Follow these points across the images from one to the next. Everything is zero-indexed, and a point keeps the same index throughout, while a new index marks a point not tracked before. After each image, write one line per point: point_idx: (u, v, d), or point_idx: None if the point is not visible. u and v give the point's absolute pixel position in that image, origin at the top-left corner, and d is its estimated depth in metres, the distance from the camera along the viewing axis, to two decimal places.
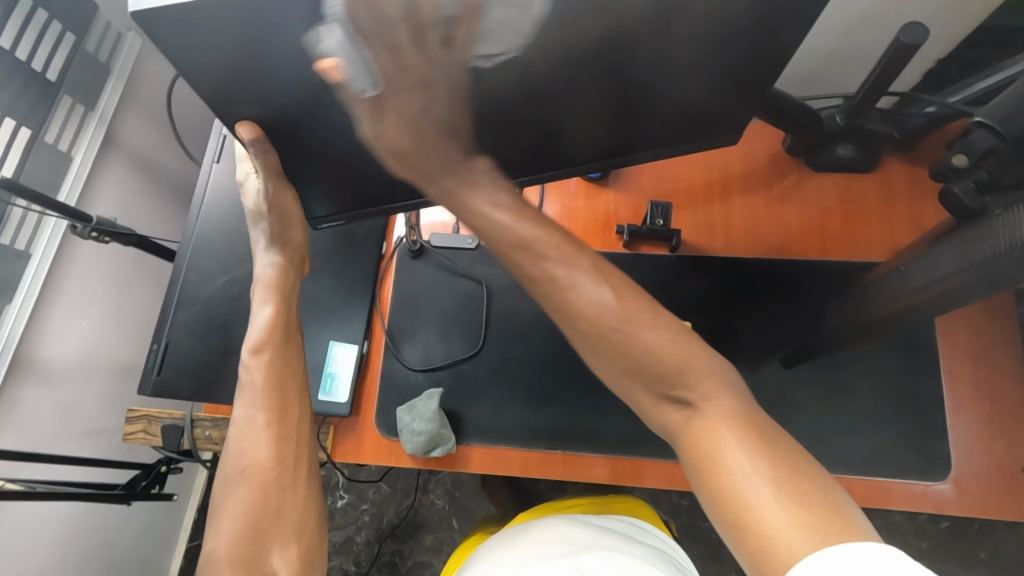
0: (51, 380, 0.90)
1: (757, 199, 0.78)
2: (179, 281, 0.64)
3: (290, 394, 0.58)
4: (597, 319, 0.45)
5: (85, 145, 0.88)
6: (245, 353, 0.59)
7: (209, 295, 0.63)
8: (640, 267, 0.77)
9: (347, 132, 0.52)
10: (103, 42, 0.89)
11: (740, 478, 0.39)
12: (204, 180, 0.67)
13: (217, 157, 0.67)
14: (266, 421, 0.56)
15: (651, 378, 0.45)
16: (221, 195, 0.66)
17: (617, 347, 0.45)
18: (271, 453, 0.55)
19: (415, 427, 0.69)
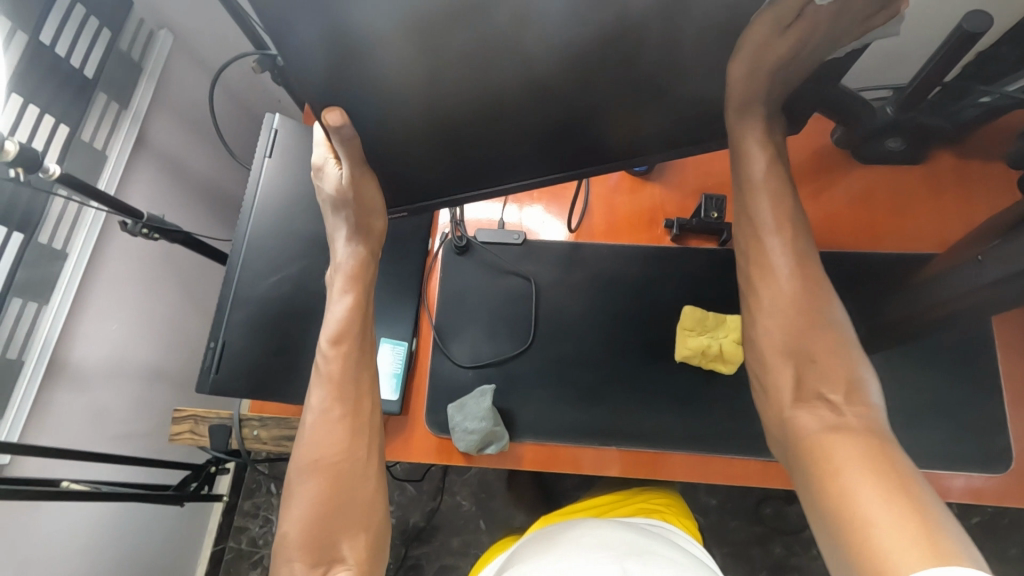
0: (85, 382, 0.88)
1: (805, 192, 0.77)
2: (233, 278, 0.63)
3: (364, 389, 0.57)
4: (787, 289, 0.52)
5: (119, 143, 0.86)
6: (322, 343, 0.58)
7: (265, 292, 0.62)
8: (689, 261, 0.76)
9: (416, 123, 0.51)
10: (136, 39, 0.88)
11: (857, 471, 0.42)
12: (256, 176, 0.66)
13: (269, 152, 0.66)
14: (341, 413, 0.55)
15: (817, 369, 0.49)
16: (273, 191, 0.65)
17: (808, 325, 0.51)
18: (344, 444, 0.54)
19: (468, 425, 0.68)
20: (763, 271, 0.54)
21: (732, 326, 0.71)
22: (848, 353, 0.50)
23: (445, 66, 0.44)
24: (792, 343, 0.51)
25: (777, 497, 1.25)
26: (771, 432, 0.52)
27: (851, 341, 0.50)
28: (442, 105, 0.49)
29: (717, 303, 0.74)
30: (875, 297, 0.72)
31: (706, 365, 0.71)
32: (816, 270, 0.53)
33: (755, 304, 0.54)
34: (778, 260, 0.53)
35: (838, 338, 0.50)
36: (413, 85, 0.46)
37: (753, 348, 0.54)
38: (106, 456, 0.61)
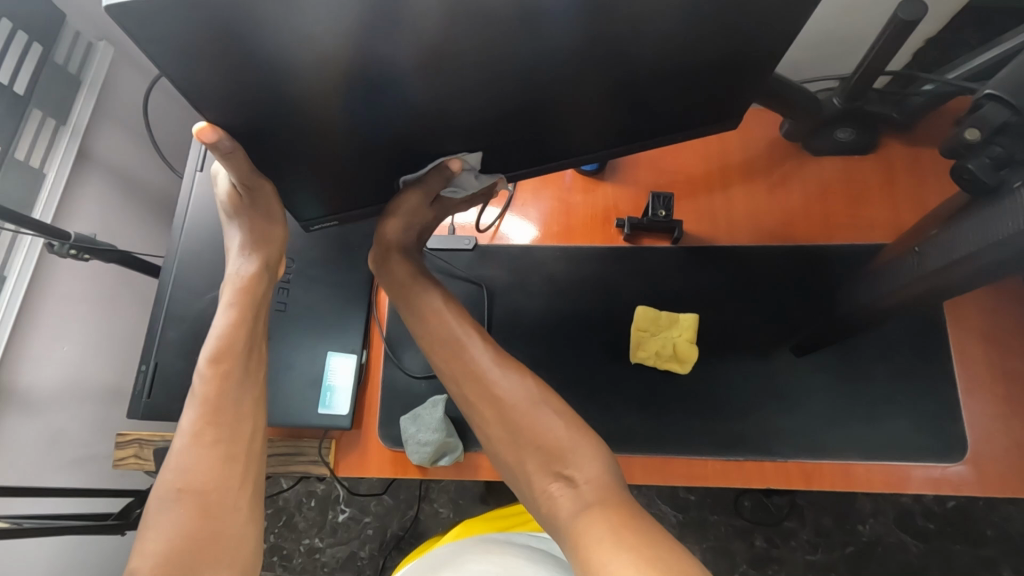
0: (36, 409, 0.86)
1: (755, 186, 0.77)
2: (166, 297, 0.61)
3: (245, 410, 0.55)
4: (500, 386, 0.58)
5: (58, 162, 0.84)
6: (200, 363, 0.56)
7: (200, 309, 0.60)
8: (643, 260, 0.75)
9: (330, 132, 0.49)
10: (73, 53, 0.85)
11: (605, 549, 0.46)
12: (188, 191, 0.64)
13: (201, 165, 0.64)
14: (216, 438, 0.53)
15: (544, 454, 0.55)
16: (206, 205, 0.63)
17: (519, 426, 0.56)
18: (212, 470, 0.52)
19: (421, 436, 0.67)
20: (476, 378, 0.59)
21: (687, 325, 0.70)
22: (558, 422, 0.56)
23: (347, 76, 0.43)
24: (517, 438, 0.56)
25: (755, 490, 1.25)
26: (538, 517, 0.55)
27: (557, 415, 0.57)
28: (363, 116, 0.48)
29: (673, 302, 0.73)
30: (829, 290, 0.72)
31: (662, 366, 0.70)
32: (512, 361, 0.61)
33: (474, 410, 0.59)
34: (466, 339, 0.61)
35: (542, 416, 0.56)
36: (323, 98, 0.45)
37: (495, 452, 0.58)
38: (40, 488, 0.59)
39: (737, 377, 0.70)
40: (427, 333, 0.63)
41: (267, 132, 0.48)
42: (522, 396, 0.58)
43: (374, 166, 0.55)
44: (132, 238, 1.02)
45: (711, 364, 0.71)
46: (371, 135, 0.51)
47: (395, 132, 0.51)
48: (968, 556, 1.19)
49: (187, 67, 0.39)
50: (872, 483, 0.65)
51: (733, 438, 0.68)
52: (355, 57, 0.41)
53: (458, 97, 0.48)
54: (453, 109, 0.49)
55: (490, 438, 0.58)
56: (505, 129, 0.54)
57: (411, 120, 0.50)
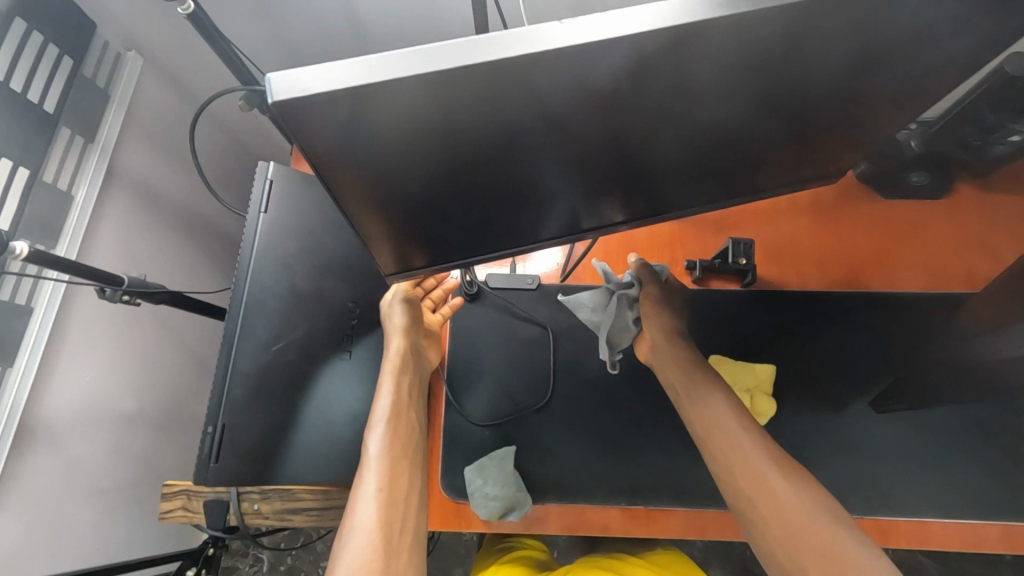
0: (58, 442, 0.81)
1: (827, 228, 0.74)
2: (228, 348, 0.57)
3: (405, 465, 0.56)
4: (768, 474, 0.54)
5: (86, 181, 0.78)
6: (369, 427, 0.58)
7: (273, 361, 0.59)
8: (714, 305, 0.73)
9: (446, 204, 0.45)
10: (102, 64, 0.79)
11: None
12: (251, 233, 0.60)
13: (264, 206, 0.61)
14: (378, 485, 0.54)
15: (830, 566, 0.47)
16: (270, 251, 0.60)
17: (791, 521, 0.51)
18: (383, 526, 0.52)
19: (489, 490, 0.64)
20: (735, 466, 0.55)
21: (764, 376, 0.67)
22: (843, 532, 0.49)
23: (497, 149, 0.39)
24: (793, 543, 0.50)
25: None
26: None
27: (837, 516, 0.51)
28: (489, 185, 0.44)
29: (746, 351, 0.71)
30: (907, 340, 0.70)
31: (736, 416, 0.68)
32: (769, 439, 0.58)
33: (743, 504, 0.54)
34: (722, 419, 0.59)
35: (815, 521, 0.50)
36: (460, 173, 0.41)
37: (766, 554, 0.52)
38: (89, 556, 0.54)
39: (811, 429, 0.68)
40: (703, 412, 0.60)
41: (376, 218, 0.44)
42: (789, 486, 0.53)
43: (475, 224, 0.51)
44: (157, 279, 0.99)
45: (784, 414, 0.69)
46: (478, 202, 0.47)
47: (503, 197, 0.47)
48: None
49: (336, 153, 0.35)
50: (952, 544, 0.64)
51: None
52: (512, 131, 0.38)
53: (584, 161, 0.45)
54: (569, 171, 0.45)
55: (758, 533, 0.53)
56: (614, 186, 0.51)
57: (531, 185, 0.47)
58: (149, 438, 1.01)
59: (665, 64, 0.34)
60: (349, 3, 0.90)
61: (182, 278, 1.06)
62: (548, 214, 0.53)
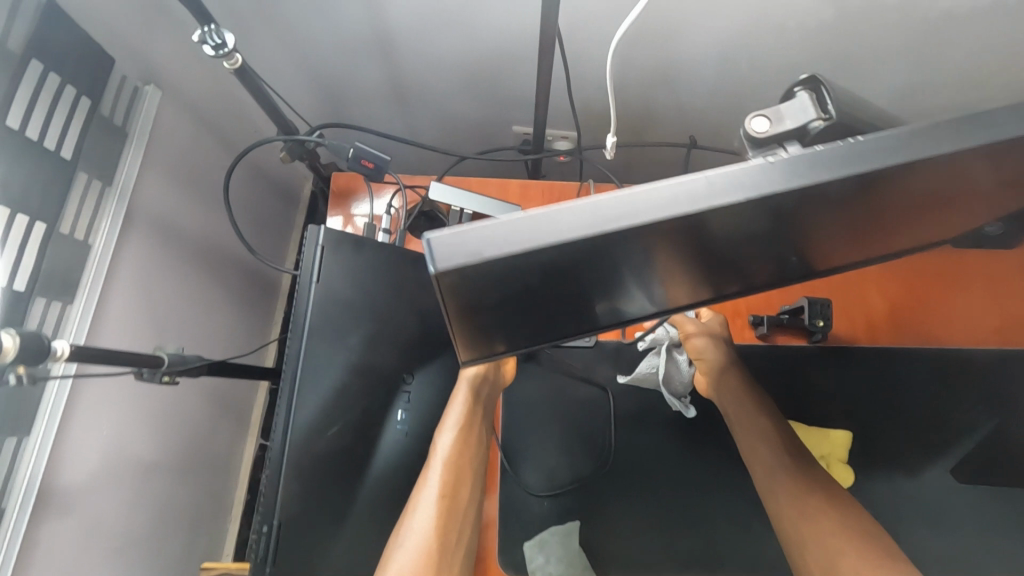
0: (75, 506, 0.76)
1: (895, 282, 0.72)
2: (285, 429, 0.51)
3: (468, 473, 0.56)
4: (814, 498, 0.53)
5: (104, 228, 0.73)
6: (438, 432, 0.59)
7: (332, 441, 0.53)
8: (783, 362, 0.70)
9: (554, 307, 0.43)
10: (120, 101, 0.73)
11: None
12: (302, 305, 0.53)
13: (317, 275, 0.54)
14: (441, 490, 0.54)
15: None
16: (325, 325, 0.54)
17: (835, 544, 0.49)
18: (441, 531, 0.52)
19: (551, 569, 0.60)
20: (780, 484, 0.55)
21: (839, 442, 0.64)
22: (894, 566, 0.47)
23: (631, 264, 0.37)
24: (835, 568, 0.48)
25: None
26: None
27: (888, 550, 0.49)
28: (604, 288, 0.42)
29: (816, 413, 0.67)
30: (987, 401, 0.66)
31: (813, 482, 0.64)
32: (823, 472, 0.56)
33: (785, 523, 0.53)
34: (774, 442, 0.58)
35: (863, 549, 0.48)
36: (585, 283, 0.39)
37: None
38: None
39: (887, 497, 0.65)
40: (752, 441, 0.59)
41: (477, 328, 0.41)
42: (839, 513, 0.52)
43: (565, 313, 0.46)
44: (183, 330, 0.95)
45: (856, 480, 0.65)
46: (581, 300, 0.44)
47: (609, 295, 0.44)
48: None
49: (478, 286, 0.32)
50: None
51: None
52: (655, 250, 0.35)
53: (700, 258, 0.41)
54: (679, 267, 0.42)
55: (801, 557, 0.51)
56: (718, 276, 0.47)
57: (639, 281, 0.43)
58: (165, 487, 0.96)
59: (817, 196, 0.32)
60: (386, 40, 0.86)
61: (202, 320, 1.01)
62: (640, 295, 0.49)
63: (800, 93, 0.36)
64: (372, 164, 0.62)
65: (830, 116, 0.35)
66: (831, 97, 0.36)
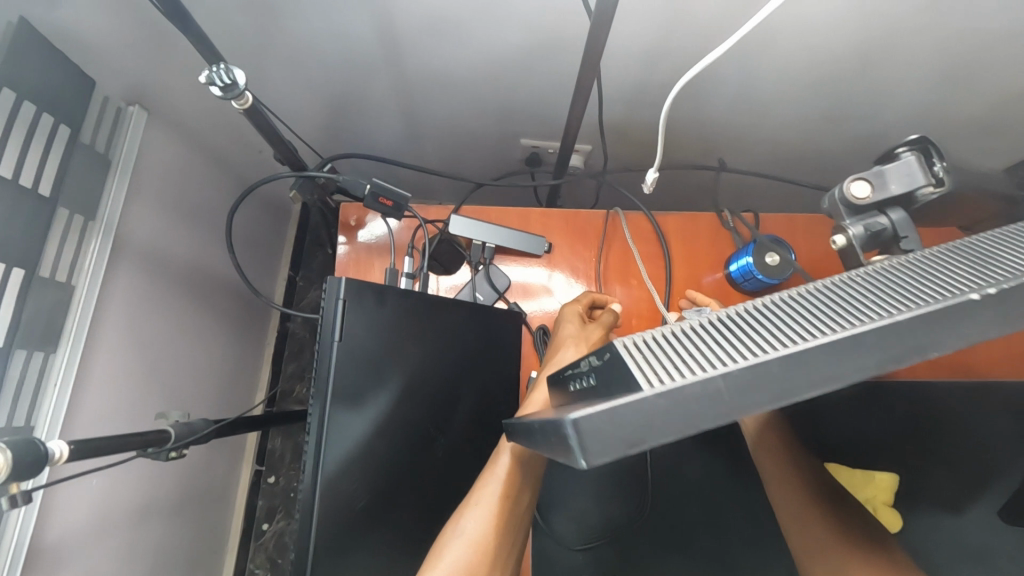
0: (67, 567, 0.70)
1: None
2: (314, 475, 0.46)
3: (527, 480, 0.56)
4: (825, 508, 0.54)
5: (88, 266, 0.66)
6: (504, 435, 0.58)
7: (360, 491, 0.49)
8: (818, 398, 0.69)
9: None
10: (101, 125, 0.67)
11: None
12: (325, 370, 0.47)
13: (339, 334, 0.48)
14: (500, 492, 0.53)
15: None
16: (348, 391, 0.49)
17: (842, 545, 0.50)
18: (497, 533, 0.51)
19: None
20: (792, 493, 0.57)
21: (883, 485, 0.61)
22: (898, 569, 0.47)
23: None
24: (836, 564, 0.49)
25: None
26: None
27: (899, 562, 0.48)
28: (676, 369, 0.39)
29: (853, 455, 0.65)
30: None
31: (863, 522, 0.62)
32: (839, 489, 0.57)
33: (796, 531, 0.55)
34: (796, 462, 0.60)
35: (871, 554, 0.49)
36: None
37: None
38: None
39: None
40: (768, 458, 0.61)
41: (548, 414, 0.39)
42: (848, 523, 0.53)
43: None
44: (176, 364, 0.90)
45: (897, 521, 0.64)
46: None
47: None
48: None
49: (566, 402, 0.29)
50: None
51: None
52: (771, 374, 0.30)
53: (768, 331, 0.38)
54: None
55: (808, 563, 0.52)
56: None
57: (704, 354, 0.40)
58: (160, 530, 0.91)
59: None
60: (394, 60, 0.81)
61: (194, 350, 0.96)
62: None
63: (906, 156, 0.43)
64: (391, 202, 0.57)
65: (942, 183, 0.42)
66: (938, 163, 0.43)
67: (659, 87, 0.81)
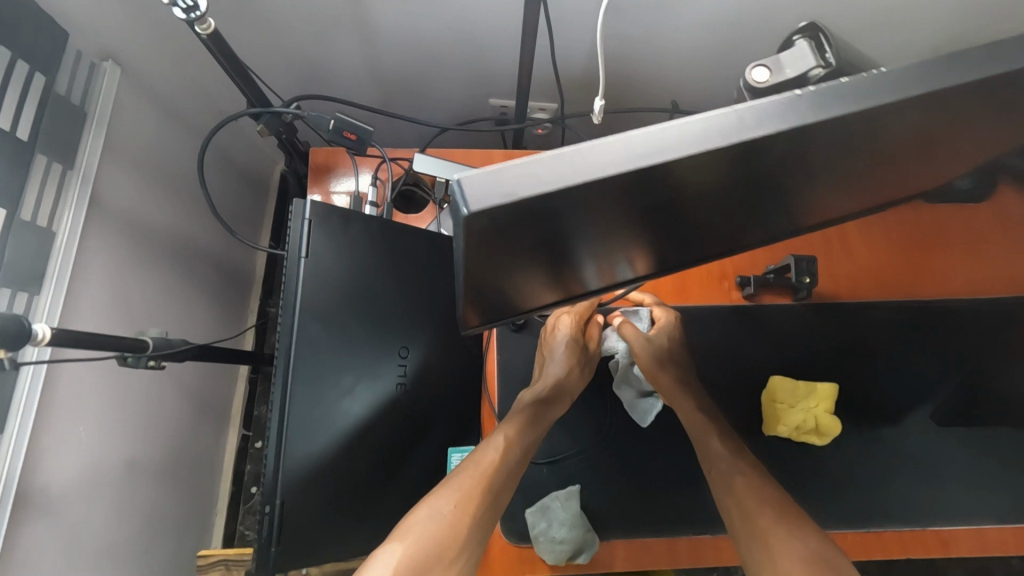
0: (55, 512, 0.73)
1: (865, 241, 0.74)
2: (276, 470, 0.50)
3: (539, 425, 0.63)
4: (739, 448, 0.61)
5: (68, 214, 0.69)
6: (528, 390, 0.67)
7: (327, 425, 0.53)
8: (772, 322, 0.71)
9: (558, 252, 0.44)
10: (75, 79, 0.69)
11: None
12: (292, 283, 0.53)
13: (305, 251, 0.53)
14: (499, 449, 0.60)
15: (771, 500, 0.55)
16: (317, 304, 0.54)
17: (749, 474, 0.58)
18: (472, 513, 0.54)
19: (554, 532, 0.62)
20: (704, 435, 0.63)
21: (824, 393, 0.65)
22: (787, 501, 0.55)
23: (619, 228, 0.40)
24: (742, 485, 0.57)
25: None
26: None
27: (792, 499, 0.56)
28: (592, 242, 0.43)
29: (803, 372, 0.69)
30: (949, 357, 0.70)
31: (799, 438, 0.66)
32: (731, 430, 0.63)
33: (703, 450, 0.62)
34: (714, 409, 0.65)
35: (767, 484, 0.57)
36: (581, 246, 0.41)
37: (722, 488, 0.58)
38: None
39: (871, 445, 0.67)
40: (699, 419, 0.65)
41: (491, 294, 0.43)
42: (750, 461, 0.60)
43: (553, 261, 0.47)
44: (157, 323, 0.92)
45: (847, 432, 0.68)
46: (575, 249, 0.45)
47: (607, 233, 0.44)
48: None
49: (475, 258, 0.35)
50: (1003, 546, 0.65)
51: (873, 507, 0.66)
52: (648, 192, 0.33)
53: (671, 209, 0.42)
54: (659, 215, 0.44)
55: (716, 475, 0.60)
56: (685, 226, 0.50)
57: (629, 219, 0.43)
58: (149, 484, 0.94)
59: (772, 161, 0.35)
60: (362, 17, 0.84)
61: (182, 314, 1.00)
62: None
63: (798, 41, 0.37)
64: (355, 136, 0.61)
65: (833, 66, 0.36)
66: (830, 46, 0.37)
67: (619, 35, 0.84)
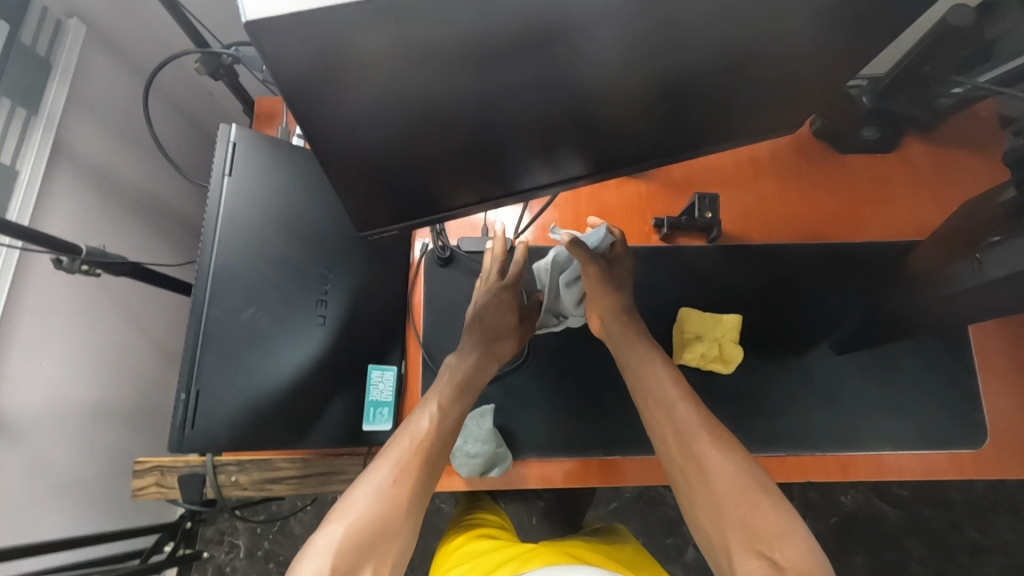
0: (14, 436, 0.78)
1: (778, 185, 0.77)
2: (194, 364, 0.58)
3: (470, 391, 0.66)
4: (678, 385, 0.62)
5: (32, 156, 0.75)
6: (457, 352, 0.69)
7: (241, 325, 0.60)
8: (683, 260, 0.75)
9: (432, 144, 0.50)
10: (41, 32, 0.76)
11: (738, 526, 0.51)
12: (215, 198, 0.62)
13: (227, 169, 0.62)
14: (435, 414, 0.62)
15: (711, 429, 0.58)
16: (236, 216, 0.62)
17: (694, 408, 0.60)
18: (417, 476, 0.56)
19: (470, 448, 0.65)
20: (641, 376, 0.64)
21: (729, 325, 0.70)
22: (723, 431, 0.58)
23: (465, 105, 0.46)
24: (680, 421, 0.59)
25: None
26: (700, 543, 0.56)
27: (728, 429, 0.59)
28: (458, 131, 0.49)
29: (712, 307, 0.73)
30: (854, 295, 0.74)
31: (706, 366, 0.70)
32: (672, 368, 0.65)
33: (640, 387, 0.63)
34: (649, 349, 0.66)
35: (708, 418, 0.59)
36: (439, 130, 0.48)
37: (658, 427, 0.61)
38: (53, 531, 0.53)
39: (776, 376, 0.71)
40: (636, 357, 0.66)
41: (365, 157, 0.49)
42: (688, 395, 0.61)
43: (437, 159, 0.52)
44: None
45: (753, 363, 0.72)
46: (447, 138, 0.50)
47: (475, 131, 0.49)
48: (939, 519, 1.31)
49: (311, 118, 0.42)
50: (901, 472, 0.68)
51: (775, 434, 0.69)
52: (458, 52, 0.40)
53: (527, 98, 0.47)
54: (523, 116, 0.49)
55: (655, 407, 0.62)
56: (567, 139, 0.55)
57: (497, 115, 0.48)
58: (114, 428, 0.99)
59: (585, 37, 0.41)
60: None
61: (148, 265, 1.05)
62: (505, 171, 0.58)
63: None
64: None
65: None
66: None
67: None
